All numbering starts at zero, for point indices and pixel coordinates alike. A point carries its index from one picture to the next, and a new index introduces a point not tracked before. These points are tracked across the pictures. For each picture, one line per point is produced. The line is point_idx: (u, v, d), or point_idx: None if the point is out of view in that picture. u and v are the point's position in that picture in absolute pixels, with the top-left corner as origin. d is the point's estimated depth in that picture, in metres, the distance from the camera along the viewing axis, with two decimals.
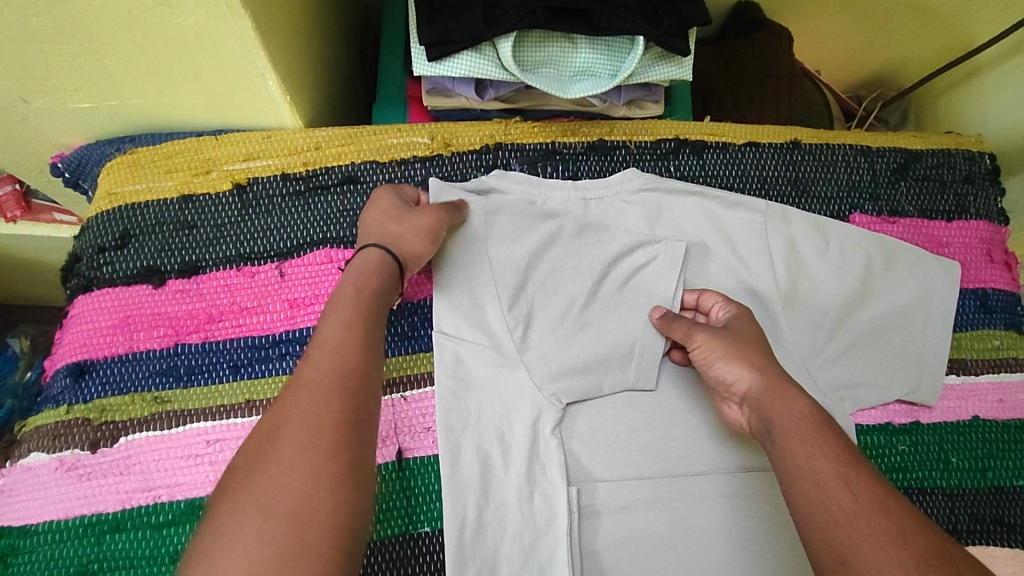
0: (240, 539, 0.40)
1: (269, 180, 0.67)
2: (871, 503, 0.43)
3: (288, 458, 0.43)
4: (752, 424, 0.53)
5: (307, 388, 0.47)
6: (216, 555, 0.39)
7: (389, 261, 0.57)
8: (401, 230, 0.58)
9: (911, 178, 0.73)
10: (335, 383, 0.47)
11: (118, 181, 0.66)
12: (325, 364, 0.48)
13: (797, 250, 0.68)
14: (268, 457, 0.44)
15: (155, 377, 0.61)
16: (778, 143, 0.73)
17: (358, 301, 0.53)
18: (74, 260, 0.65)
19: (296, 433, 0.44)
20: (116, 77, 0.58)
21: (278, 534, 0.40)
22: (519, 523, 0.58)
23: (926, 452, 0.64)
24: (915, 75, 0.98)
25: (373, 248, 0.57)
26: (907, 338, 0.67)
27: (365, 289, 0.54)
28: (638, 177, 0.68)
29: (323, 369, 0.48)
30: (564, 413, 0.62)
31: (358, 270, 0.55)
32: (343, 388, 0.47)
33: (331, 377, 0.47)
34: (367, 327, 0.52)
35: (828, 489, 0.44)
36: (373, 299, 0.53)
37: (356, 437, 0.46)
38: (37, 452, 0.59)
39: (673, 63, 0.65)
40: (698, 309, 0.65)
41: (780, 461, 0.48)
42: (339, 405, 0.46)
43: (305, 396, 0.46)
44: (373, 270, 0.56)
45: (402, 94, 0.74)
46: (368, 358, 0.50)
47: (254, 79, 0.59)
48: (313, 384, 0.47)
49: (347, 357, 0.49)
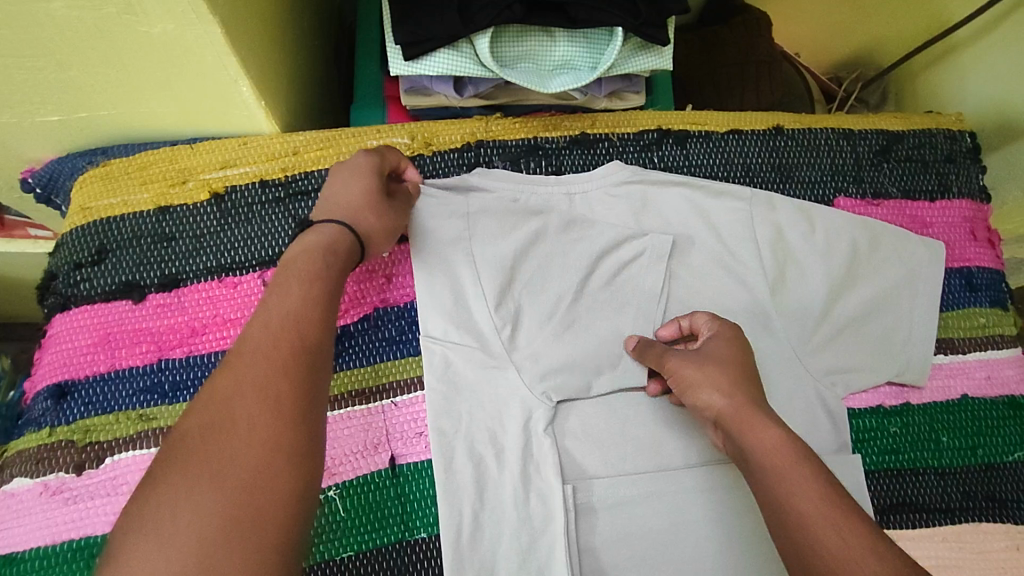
0: (185, 504, 0.37)
1: (248, 188, 0.65)
2: (843, 522, 0.43)
3: (244, 424, 0.41)
4: (725, 445, 0.54)
5: (262, 352, 0.45)
6: (157, 520, 0.37)
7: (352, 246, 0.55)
8: (368, 211, 0.57)
9: (894, 160, 0.73)
10: (293, 352, 0.46)
11: (92, 196, 0.64)
12: (280, 333, 0.46)
13: (782, 236, 0.68)
14: (216, 421, 0.41)
15: (139, 395, 0.59)
16: (761, 129, 0.73)
17: (318, 274, 0.51)
18: (50, 278, 0.63)
19: (250, 397, 0.42)
20: (84, 89, 0.56)
21: (229, 499, 0.38)
22: (516, 524, 0.58)
23: (917, 432, 0.65)
24: (894, 55, 0.98)
25: (338, 228, 0.54)
26: (894, 320, 0.67)
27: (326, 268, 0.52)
28: (621, 170, 0.68)
29: (279, 338, 0.46)
30: (557, 411, 0.62)
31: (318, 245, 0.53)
32: (299, 356, 0.46)
33: (284, 344, 0.46)
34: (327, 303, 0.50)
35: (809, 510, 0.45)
36: (332, 274, 0.52)
37: (311, 409, 0.44)
38: (21, 477, 0.57)
39: (653, 54, 0.65)
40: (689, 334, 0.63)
41: (770, 465, 0.48)
42: (295, 372, 0.45)
43: (261, 361, 0.44)
44: (333, 248, 0.53)
45: (380, 94, 0.73)
46: (326, 331, 0.49)
47: (227, 86, 0.57)
48: (270, 350, 0.45)
49: (304, 326, 0.47)
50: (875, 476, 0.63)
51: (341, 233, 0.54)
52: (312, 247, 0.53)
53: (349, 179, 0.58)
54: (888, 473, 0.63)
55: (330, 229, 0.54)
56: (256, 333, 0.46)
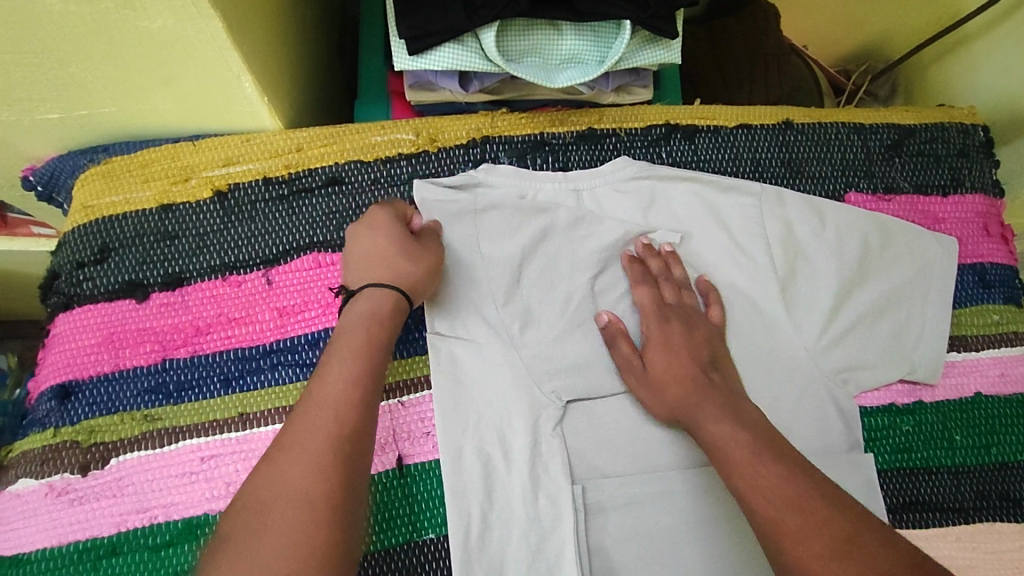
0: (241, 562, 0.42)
1: (251, 185, 0.64)
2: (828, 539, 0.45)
3: (284, 524, 0.43)
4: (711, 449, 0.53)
5: (314, 415, 0.48)
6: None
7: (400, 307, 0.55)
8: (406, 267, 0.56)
9: (906, 154, 0.72)
10: (338, 427, 0.48)
11: (93, 194, 0.64)
12: (323, 424, 0.47)
13: (793, 232, 0.67)
14: (255, 517, 0.44)
15: (144, 395, 0.59)
16: (771, 124, 0.71)
17: (360, 352, 0.51)
18: (52, 277, 0.63)
19: (300, 460, 0.46)
20: (85, 85, 0.56)
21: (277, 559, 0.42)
22: (525, 525, 0.57)
23: (930, 431, 0.64)
24: (904, 46, 0.97)
25: (388, 295, 0.55)
26: (906, 317, 0.66)
27: (375, 335, 0.53)
28: (629, 166, 0.67)
29: (320, 427, 0.47)
30: (565, 410, 0.61)
31: (368, 316, 0.54)
32: (347, 418, 0.48)
33: (328, 435, 0.47)
34: (375, 371, 0.52)
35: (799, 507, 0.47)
36: (377, 348, 0.52)
37: (351, 505, 0.46)
38: (26, 478, 0.57)
39: (661, 46, 0.63)
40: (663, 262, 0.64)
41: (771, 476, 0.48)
42: (338, 466, 0.46)
43: (302, 453, 0.46)
44: (383, 318, 0.54)
45: (383, 90, 0.72)
46: (368, 417, 0.49)
47: (228, 82, 0.57)
48: (320, 413, 0.48)
49: (350, 411, 0.49)
50: (887, 475, 0.62)
51: (388, 297, 0.55)
52: (360, 318, 0.54)
53: (371, 232, 0.58)
54: (901, 472, 0.63)
55: (375, 296, 0.55)
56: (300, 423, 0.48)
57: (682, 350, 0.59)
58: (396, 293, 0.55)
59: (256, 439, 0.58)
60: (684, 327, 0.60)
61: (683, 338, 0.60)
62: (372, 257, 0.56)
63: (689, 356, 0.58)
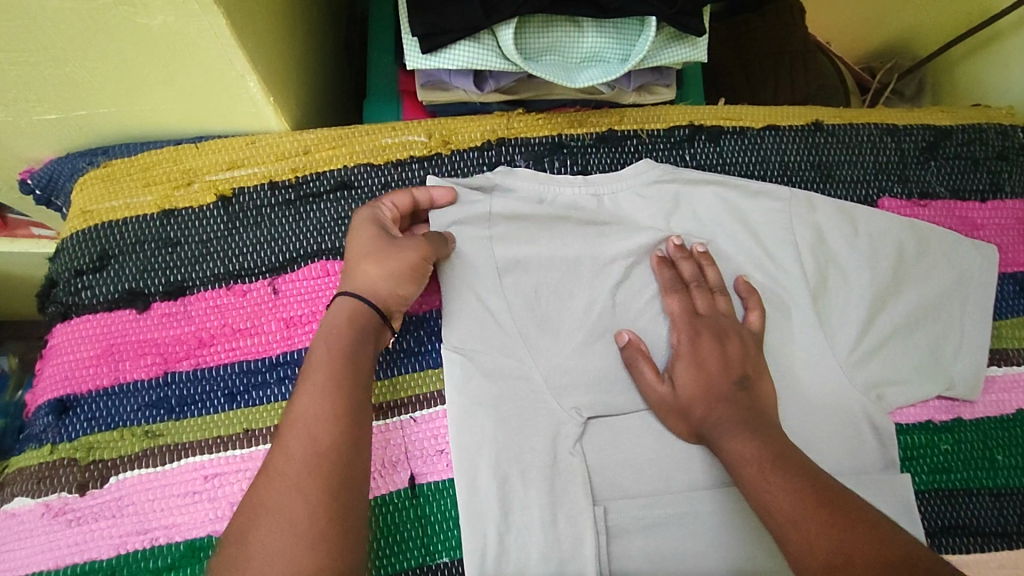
0: None
1: (256, 190, 0.61)
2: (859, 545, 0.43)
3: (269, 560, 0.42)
4: (734, 467, 0.51)
5: (289, 435, 0.47)
6: None
7: (367, 313, 0.53)
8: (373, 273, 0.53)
9: (941, 157, 0.69)
10: (316, 444, 0.46)
11: (93, 198, 0.61)
12: (293, 447, 0.46)
13: (824, 239, 0.64)
14: (239, 554, 0.43)
15: (145, 410, 0.56)
16: (799, 125, 0.68)
17: (331, 369, 0.49)
18: (50, 285, 0.60)
19: (280, 480, 0.45)
20: (83, 86, 0.53)
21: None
22: (544, 548, 0.54)
23: (969, 450, 0.61)
24: (931, 44, 0.93)
25: (351, 303, 0.53)
26: (944, 329, 0.63)
27: (340, 343, 0.51)
28: (652, 169, 0.64)
29: (298, 455, 0.45)
30: (585, 427, 0.58)
31: (330, 326, 0.52)
32: (324, 433, 0.47)
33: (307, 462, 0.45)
34: (347, 380, 0.49)
35: (803, 524, 0.45)
36: (348, 363, 0.50)
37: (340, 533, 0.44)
38: (22, 497, 0.54)
39: (686, 44, 0.60)
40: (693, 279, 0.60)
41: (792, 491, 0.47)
42: (320, 494, 0.44)
43: (283, 484, 0.45)
44: (350, 326, 0.52)
45: (394, 89, 0.69)
46: (349, 434, 0.47)
47: (233, 83, 0.54)
48: (296, 432, 0.47)
49: (328, 433, 0.47)
50: (925, 496, 0.59)
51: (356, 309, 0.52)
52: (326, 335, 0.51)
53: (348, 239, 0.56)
54: (939, 493, 0.59)
55: (341, 305, 0.53)
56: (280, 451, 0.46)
57: (713, 363, 0.56)
58: (363, 304, 0.53)
59: (262, 457, 0.55)
60: (715, 342, 0.57)
61: (717, 357, 0.56)
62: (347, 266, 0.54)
63: (714, 373, 0.56)
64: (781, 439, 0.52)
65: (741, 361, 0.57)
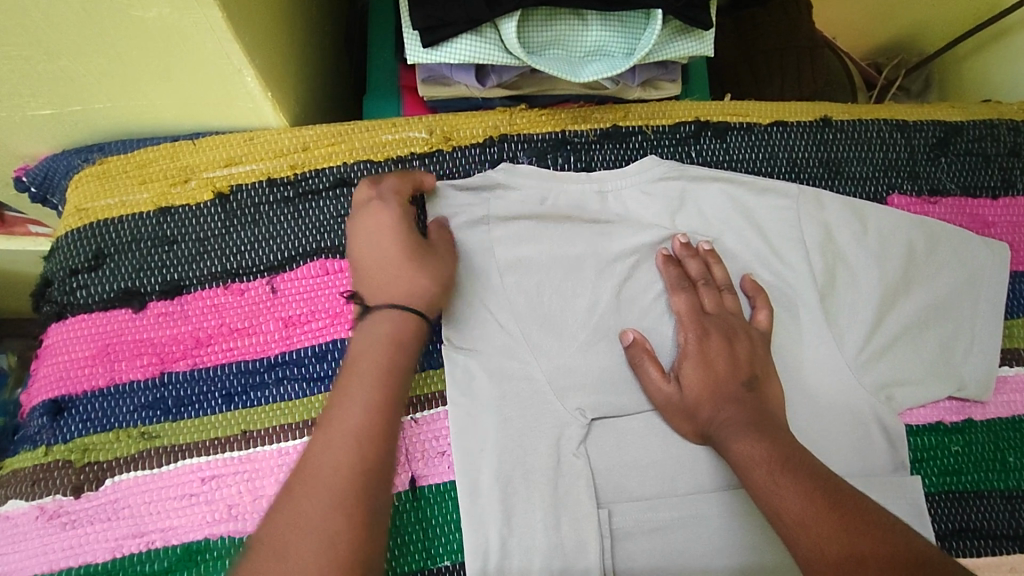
0: None
1: (254, 187, 0.60)
2: (865, 542, 0.43)
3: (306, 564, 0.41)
4: (742, 468, 0.50)
5: (332, 447, 0.45)
6: None
7: (417, 330, 0.51)
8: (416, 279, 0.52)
9: (952, 153, 0.67)
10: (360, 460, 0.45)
11: (88, 196, 0.60)
12: (338, 460, 0.44)
13: (832, 236, 0.62)
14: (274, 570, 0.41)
15: (140, 411, 0.55)
16: (807, 121, 0.67)
17: (383, 377, 0.48)
18: (45, 284, 0.59)
19: (321, 496, 0.43)
20: (78, 80, 0.52)
21: None
22: (547, 552, 0.53)
23: (980, 451, 0.60)
24: (940, 39, 0.92)
25: (403, 319, 0.51)
26: (955, 328, 0.62)
27: (392, 358, 0.49)
28: (657, 166, 0.63)
29: (340, 458, 0.44)
30: (589, 428, 0.57)
31: (383, 339, 0.50)
32: (369, 449, 0.45)
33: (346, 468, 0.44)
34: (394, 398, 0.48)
35: (814, 529, 0.44)
36: (396, 378, 0.49)
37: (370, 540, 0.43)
38: (16, 500, 0.53)
39: (693, 38, 0.59)
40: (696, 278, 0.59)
41: (800, 491, 0.46)
42: (356, 498, 0.44)
43: (323, 488, 0.43)
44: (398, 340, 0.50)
45: (395, 84, 0.68)
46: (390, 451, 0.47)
47: (231, 77, 0.53)
48: (339, 445, 0.45)
49: (375, 441, 0.46)
50: (935, 499, 0.58)
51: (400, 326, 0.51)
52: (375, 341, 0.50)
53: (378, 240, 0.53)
54: (949, 496, 0.58)
55: (389, 317, 0.51)
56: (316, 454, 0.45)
57: (720, 363, 0.55)
58: (415, 319, 0.51)
59: (260, 459, 0.54)
60: (724, 341, 0.56)
61: (726, 358, 0.55)
62: (377, 268, 0.52)
63: (722, 374, 0.55)
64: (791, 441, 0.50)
65: (749, 361, 0.56)
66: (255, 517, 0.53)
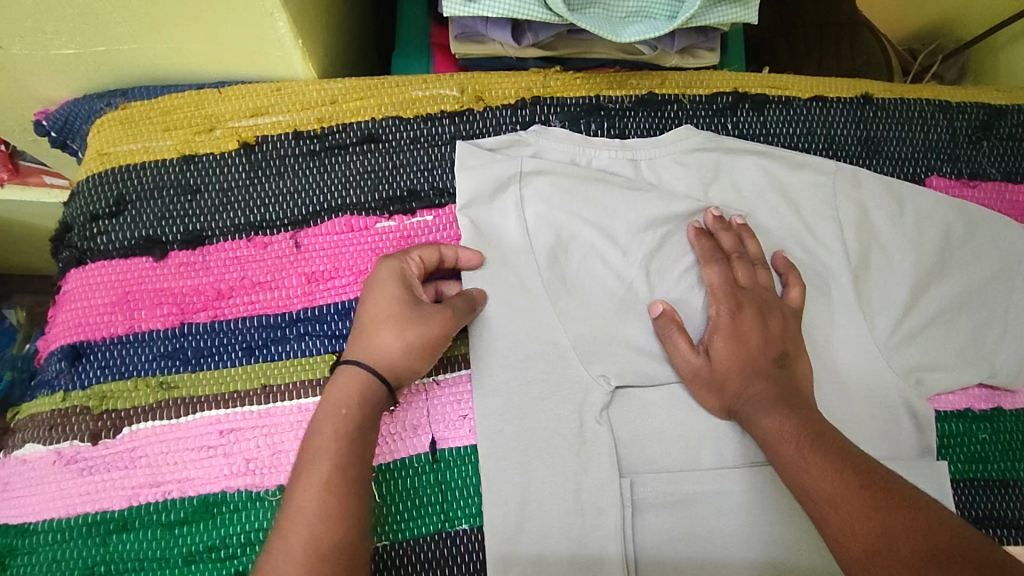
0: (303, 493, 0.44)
1: (280, 139, 0.59)
2: (892, 511, 0.41)
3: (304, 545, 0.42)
4: (772, 452, 0.49)
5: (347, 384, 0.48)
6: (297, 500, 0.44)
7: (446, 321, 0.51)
8: (367, 395, 0.48)
9: (994, 137, 0.66)
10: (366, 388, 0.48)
11: (110, 140, 0.59)
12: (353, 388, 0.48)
13: (868, 216, 0.61)
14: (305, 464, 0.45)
15: (160, 360, 0.55)
16: (848, 98, 0.65)
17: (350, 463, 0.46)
18: (65, 230, 0.58)
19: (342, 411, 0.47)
20: (105, 18, 0.50)
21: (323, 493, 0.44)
22: (566, 518, 0.53)
23: (1008, 441, 0.59)
24: (978, 25, 0.88)
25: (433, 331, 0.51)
26: (989, 314, 0.61)
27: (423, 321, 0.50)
28: (693, 136, 0.61)
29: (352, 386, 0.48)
30: (613, 397, 0.56)
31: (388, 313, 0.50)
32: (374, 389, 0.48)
33: (336, 469, 0.45)
34: (429, 348, 0.51)
35: (844, 506, 0.43)
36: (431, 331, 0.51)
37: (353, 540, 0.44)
38: (33, 444, 0.53)
39: (737, 4, 0.56)
40: (729, 253, 0.58)
41: (831, 465, 0.45)
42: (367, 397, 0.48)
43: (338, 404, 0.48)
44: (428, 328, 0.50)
45: (426, 42, 0.66)
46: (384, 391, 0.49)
47: (261, 22, 0.51)
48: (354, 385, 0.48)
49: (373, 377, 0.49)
50: (960, 486, 0.57)
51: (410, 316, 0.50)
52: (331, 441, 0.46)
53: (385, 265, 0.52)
54: (975, 483, 0.58)
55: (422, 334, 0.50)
56: (326, 436, 0.46)
57: (753, 336, 0.54)
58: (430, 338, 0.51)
59: (279, 414, 0.53)
60: (758, 316, 0.55)
61: (758, 333, 0.54)
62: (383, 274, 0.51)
63: (756, 349, 0.54)
64: (816, 417, 0.49)
65: (783, 339, 0.55)
66: (274, 471, 0.52)
